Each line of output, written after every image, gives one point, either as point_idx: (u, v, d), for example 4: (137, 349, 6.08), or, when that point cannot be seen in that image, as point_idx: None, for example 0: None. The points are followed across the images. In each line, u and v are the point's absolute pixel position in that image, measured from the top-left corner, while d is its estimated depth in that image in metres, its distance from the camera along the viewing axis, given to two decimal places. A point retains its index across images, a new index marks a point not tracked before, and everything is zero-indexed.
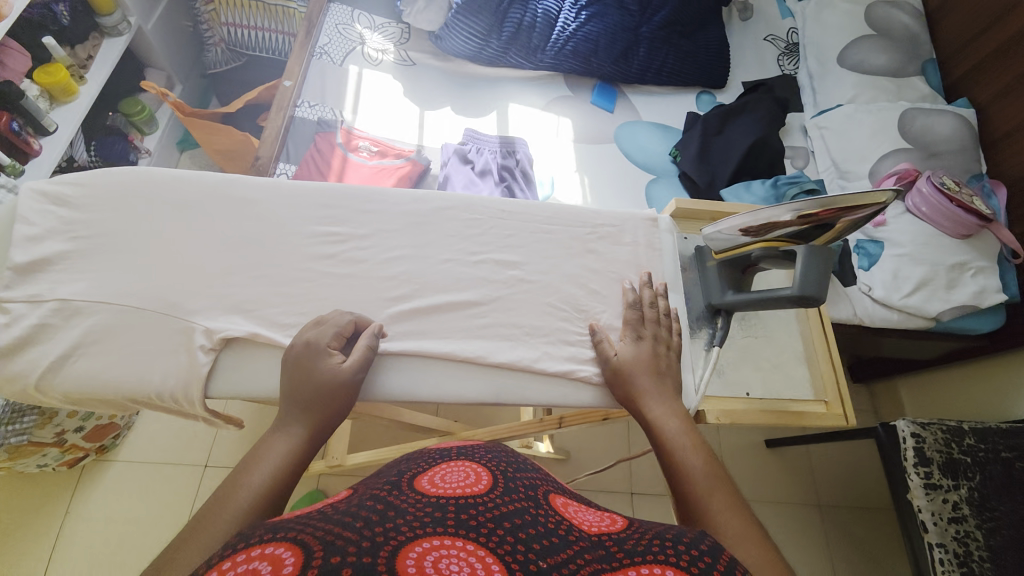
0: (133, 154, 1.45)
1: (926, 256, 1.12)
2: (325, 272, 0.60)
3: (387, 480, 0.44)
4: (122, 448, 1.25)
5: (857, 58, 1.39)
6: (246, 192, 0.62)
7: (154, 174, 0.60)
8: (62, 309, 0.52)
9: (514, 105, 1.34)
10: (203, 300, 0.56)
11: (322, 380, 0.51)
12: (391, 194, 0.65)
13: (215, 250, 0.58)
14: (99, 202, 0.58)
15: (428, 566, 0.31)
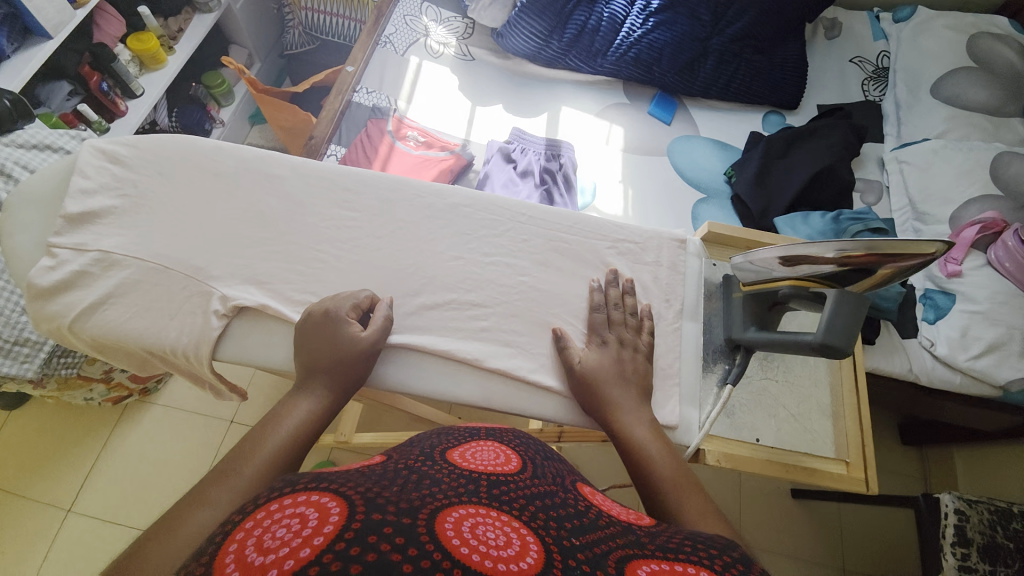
0: (209, 123, 1.56)
1: (1003, 318, 1.00)
2: (339, 255, 0.61)
3: (419, 448, 0.44)
4: (162, 392, 1.36)
5: (952, 91, 1.26)
6: (279, 169, 0.64)
7: (201, 144, 0.64)
8: (102, 260, 0.57)
9: (567, 108, 1.31)
10: (224, 267, 0.59)
11: (341, 348, 0.53)
12: (415, 186, 0.66)
13: (243, 222, 0.61)
14: (149, 164, 0.63)
15: (466, 532, 0.32)
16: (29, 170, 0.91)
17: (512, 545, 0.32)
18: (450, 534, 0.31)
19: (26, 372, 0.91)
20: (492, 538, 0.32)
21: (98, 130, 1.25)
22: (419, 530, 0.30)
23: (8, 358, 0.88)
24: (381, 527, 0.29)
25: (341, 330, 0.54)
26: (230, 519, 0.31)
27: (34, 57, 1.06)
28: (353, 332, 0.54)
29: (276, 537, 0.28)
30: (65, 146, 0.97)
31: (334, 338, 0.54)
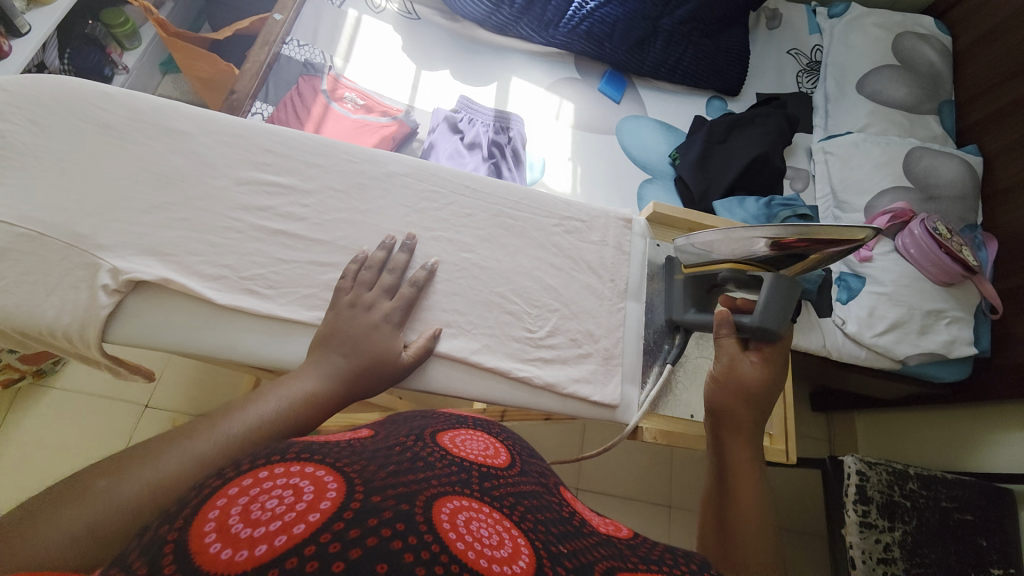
0: (109, 69, 1.36)
1: (903, 298, 1.11)
2: (259, 224, 0.55)
3: (408, 428, 0.43)
4: (60, 375, 1.21)
5: (874, 87, 1.35)
6: (186, 125, 0.56)
7: (90, 90, 0.55)
8: None
9: (518, 79, 1.27)
10: (118, 236, 0.51)
11: (378, 334, 0.51)
12: (348, 151, 0.60)
13: (141, 183, 0.53)
14: (20, 110, 0.53)
15: (460, 525, 0.30)
16: None
17: (504, 546, 0.30)
18: (445, 522, 0.29)
19: None
20: (485, 536, 0.30)
21: None
22: (416, 517, 0.28)
23: None
24: (381, 511, 0.27)
25: (382, 322, 0.52)
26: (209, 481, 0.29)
27: None
28: (384, 313, 0.53)
29: (267, 509, 0.26)
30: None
31: (375, 329, 0.51)
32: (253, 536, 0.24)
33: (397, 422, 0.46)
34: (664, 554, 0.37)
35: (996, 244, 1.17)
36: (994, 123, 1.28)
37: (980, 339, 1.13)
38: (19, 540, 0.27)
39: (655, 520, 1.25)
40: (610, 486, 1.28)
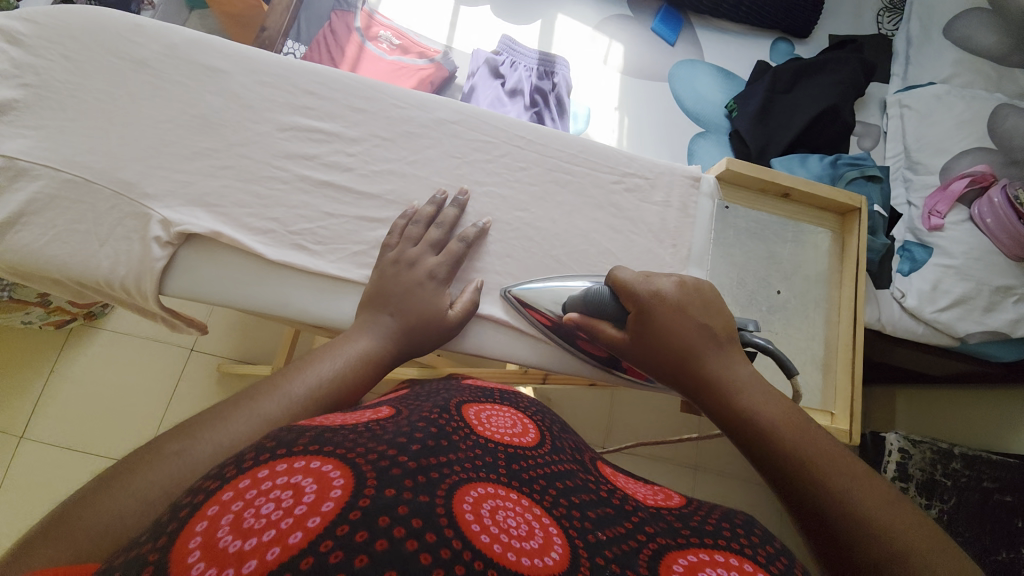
0: (134, 4, 1.32)
1: (972, 272, 1.03)
2: (304, 175, 0.52)
3: (433, 404, 0.42)
4: (111, 318, 1.26)
5: (966, 29, 1.18)
6: (226, 64, 0.52)
7: (127, 22, 0.51)
8: (5, 168, 0.46)
9: (564, 16, 1.16)
10: (165, 184, 0.49)
11: (427, 292, 0.49)
12: (395, 96, 0.56)
13: (182, 128, 0.50)
14: (54, 44, 0.50)
15: (484, 514, 0.29)
16: None
17: (534, 536, 0.29)
18: (469, 516, 0.28)
19: None
20: (514, 526, 0.29)
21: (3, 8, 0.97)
22: (435, 511, 0.27)
23: None
24: (393, 507, 0.26)
25: (430, 278, 0.50)
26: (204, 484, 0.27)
27: None
28: (431, 271, 0.50)
29: (261, 515, 0.24)
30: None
31: (422, 286, 0.49)
32: (242, 551, 0.22)
33: (420, 394, 0.45)
34: (722, 525, 0.36)
35: None
36: None
37: None
38: (90, 513, 0.28)
39: (681, 481, 1.27)
40: (638, 447, 1.29)
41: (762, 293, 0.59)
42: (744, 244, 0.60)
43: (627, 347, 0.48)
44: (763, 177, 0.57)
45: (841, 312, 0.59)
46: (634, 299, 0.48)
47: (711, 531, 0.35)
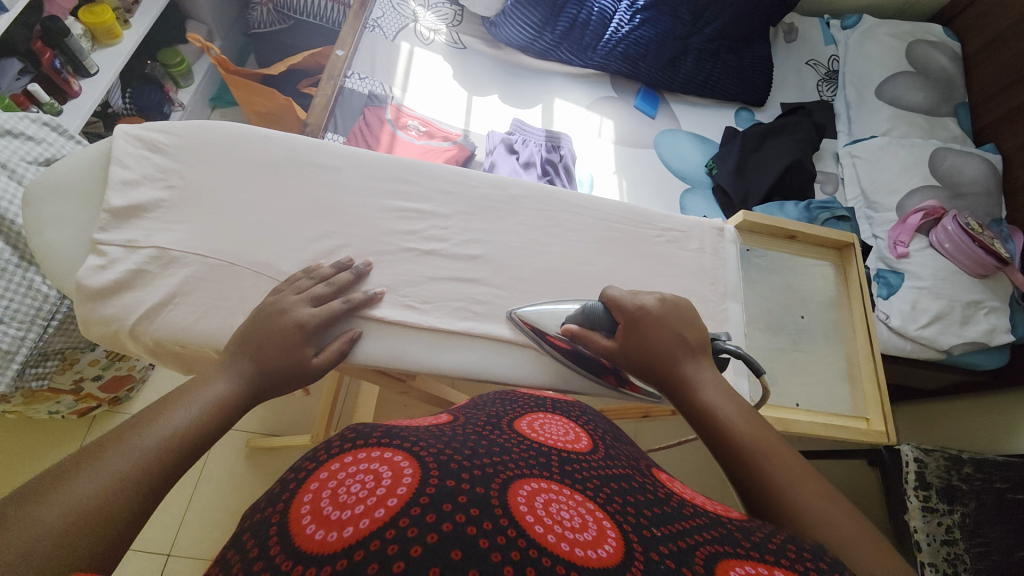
0: (167, 106, 1.43)
1: (944, 291, 1.17)
2: (406, 247, 0.60)
3: (486, 417, 0.49)
4: (135, 402, 1.25)
5: (894, 93, 1.42)
6: (330, 159, 0.61)
7: (246, 132, 0.59)
8: (160, 257, 0.53)
9: (560, 100, 1.34)
10: (293, 261, 0.56)
11: (292, 340, 0.49)
12: (469, 177, 0.65)
13: (298, 214, 0.58)
14: (190, 153, 0.57)
15: (538, 509, 0.34)
16: None
17: (588, 528, 0.33)
18: (524, 509, 0.33)
19: None
20: (568, 519, 0.34)
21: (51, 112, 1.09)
22: (491, 502, 0.32)
23: None
24: (453, 497, 0.32)
25: (302, 325, 0.50)
26: (303, 470, 0.37)
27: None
28: (303, 320, 0.51)
29: (352, 494, 0.33)
30: (22, 172, 0.89)
31: (296, 335, 0.50)
32: (343, 520, 0.31)
33: (477, 408, 0.53)
34: (786, 546, 0.34)
35: (1022, 236, 1.24)
36: (1010, 122, 1.36)
37: (1018, 327, 1.19)
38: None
39: None
40: None
41: (789, 319, 0.69)
42: (766, 279, 0.70)
43: (617, 353, 0.54)
44: (774, 224, 0.69)
45: (855, 331, 0.68)
46: (624, 313, 0.54)
47: (773, 549, 0.34)
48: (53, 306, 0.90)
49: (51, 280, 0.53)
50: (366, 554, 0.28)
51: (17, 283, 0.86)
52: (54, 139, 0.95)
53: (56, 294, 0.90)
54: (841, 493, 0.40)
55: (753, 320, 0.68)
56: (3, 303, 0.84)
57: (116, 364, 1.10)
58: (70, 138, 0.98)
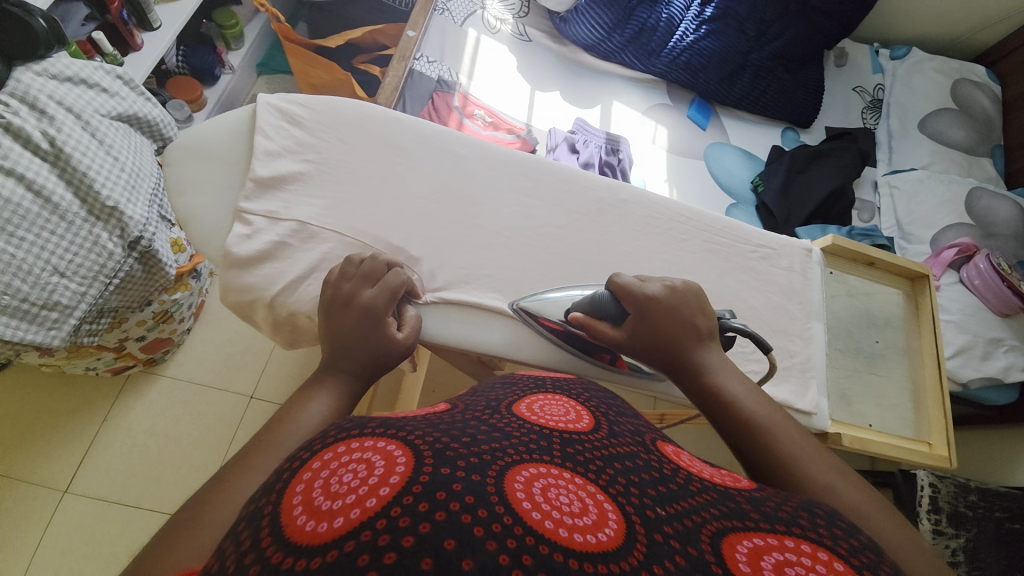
0: (218, 68, 1.40)
1: (970, 326, 1.21)
2: (523, 241, 0.61)
3: (485, 403, 0.41)
4: (169, 364, 1.25)
5: (936, 128, 1.45)
6: (460, 149, 0.63)
7: (378, 112, 0.61)
8: (300, 231, 0.54)
9: (619, 103, 1.35)
10: (424, 245, 0.58)
11: (366, 328, 0.47)
12: (584, 179, 0.66)
13: (422, 200, 0.59)
14: (328, 128, 0.59)
15: (536, 494, 0.28)
16: (70, 111, 0.83)
17: (588, 512, 0.29)
18: (520, 495, 0.27)
19: (54, 339, 0.82)
20: (567, 503, 0.29)
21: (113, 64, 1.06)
22: (486, 489, 0.27)
23: (32, 323, 0.79)
24: (448, 484, 0.26)
25: (368, 310, 0.48)
26: (298, 456, 0.31)
27: None
28: (368, 302, 0.48)
29: (343, 483, 0.27)
30: (97, 127, 0.85)
31: (367, 321, 0.47)
32: (333, 509, 0.25)
33: (476, 394, 0.46)
34: (799, 514, 0.33)
35: None
36: None
37: None
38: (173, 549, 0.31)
39: None
40: None
41: (864, 344, 0.73)
42: (847, 302, 0.74)
43: (626, 343, 0.53)
44: (857, 250, 0.73)
45: (924, 358, 0.74)
46: (632, 298, 0.52)
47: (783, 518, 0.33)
48: (116, 263, 0.86)
49: (192, 244, 0.53)
50: (356, 546, 0.23)
51: (82, 238, 0.81)
52: (126, 93, 0.92)
53: (121, 251, 0.86)
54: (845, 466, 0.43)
55: (833, 342, 0.71)
56: (67, 257, 0.80)
57: (159, 326, 1.09)
58: (141, 94, 0.95)
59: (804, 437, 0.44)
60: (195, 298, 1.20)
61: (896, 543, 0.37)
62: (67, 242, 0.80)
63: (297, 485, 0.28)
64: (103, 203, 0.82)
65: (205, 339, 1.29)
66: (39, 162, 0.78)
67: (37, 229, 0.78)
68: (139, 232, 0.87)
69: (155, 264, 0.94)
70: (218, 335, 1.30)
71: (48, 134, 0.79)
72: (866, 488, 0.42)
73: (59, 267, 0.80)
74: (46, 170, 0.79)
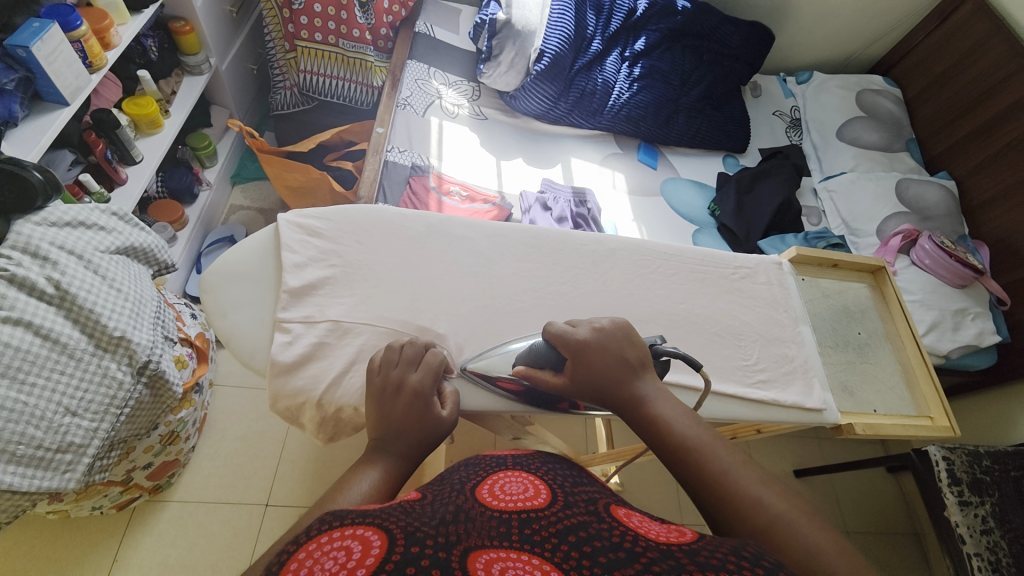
0: (196, 186, 1.46)
1: (934, 302, 1.32)
2: (535, 301, 0.67)
3: (449, 489, 0.46)
4: (175, 488, 1.19)
5: (853, 134, 1.64)
6: (464, 231, 0.70)
7: (384, 212, 0.68)
8: (336, 329, 0.60)
9: (576, 159, 1.48)
10: (447, 322, 0.63)
11: (416, 410, 0.51)
12: (576, 238, 0.74)
13: (436, 281, 0.65)
14: (344, 233, 0.66)
15: (495, 575, 0.33)
16: (72, 253, 0.82)
17: None
18: (478, 568, 0.33)
19: (69, 483, 0.77)
20: None
21: (100, 201, 1.11)
22: (451, 565, 0.31)
23: (48, 469, 0.75)
24: (418, 559, 0.31)
25: (418, 392, 0.52)
26: (286, 548, 0.33)
27: (51, 125, 0.94)
28: (416, 386, 0.52)
29: (325, 568, 0.30)
30: (99, 263, 0.83)
31: (417, 403, 0.51)
32: None
33: (442, 479, 0.49)
34: (728, 559, 0.34)
35: (986, 248, 1.44)
36: (954, 154, 1.58)
37: (1000, 328, 1.36)
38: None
39: None
40: None
41: (851, 336, 0.80)
42: (825, 303, 0.82)
43: (566, 385, 0.56)
44: (820, 255, 0.83)
45: (903, 340, 0.82)
46: (567, 340, 0.56)
47: (715, 565, 0.33)
48: (127, 392, 0.82)
49: (239, 358, 0.58)
50: None
51: (92, 372, 0.78)
52: (122, 228, 0.91)
53: (130, 378, 0.82)
54: (782, 483, 0.47)
55: (823, 340, 0.78)
56: (77, 394, 0.77)
57: (166, 448, 1.06)
58: (135, 225, 0.94)
59: (740, 455, 0.49)
60: (198, 413, 1.18)
61: (820, 549, 0.41)
62: (77, 378, 0.77)
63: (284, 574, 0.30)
64: (109, 333, 0.80)
65: (211, 454, 1.25)
66: (45, 307, 0.76)
67: (46, 371, 0.75)
68: (147, 357, 0.84)
69: (162, 385, 0.90)
70: (224, 448, 1.26)
71: (53, 278, 0.77)
72: (795, 496, 0.46)
73: (71, 407, 0.76)
74: (52, 313, 0.77)
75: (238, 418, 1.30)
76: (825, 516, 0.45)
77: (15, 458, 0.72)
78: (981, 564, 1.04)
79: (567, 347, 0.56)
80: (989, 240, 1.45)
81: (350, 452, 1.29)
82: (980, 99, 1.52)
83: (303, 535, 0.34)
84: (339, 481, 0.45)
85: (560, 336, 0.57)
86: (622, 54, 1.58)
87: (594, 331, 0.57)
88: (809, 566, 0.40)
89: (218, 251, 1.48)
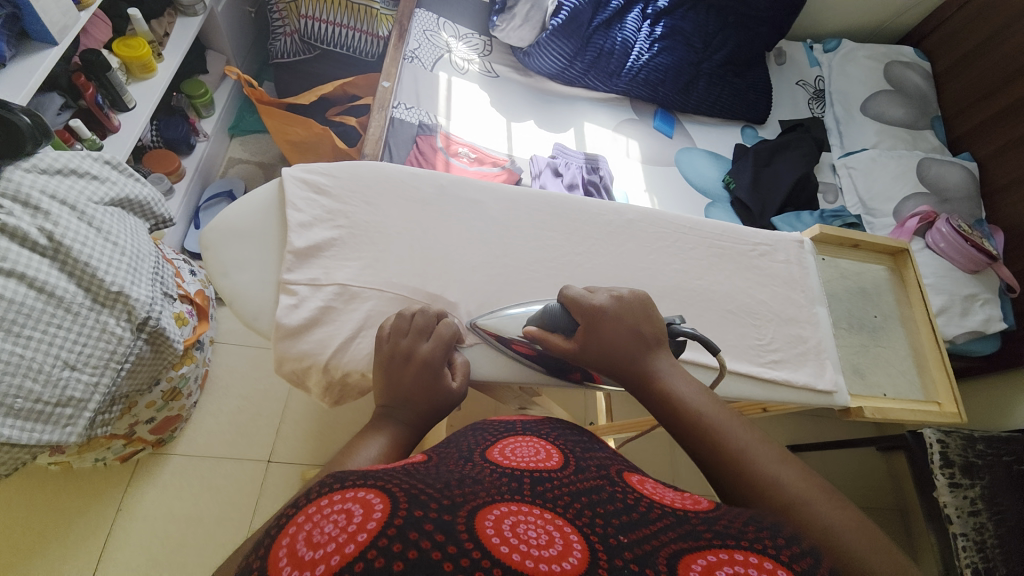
0: (192, 137, 1.40)
1: (945, 287, 1.30)
2: (548, 271, 0.65)
3: (458, 452, 0.45)
4: (178, 442, 1.20)
5: (878, 109, 1.57)
6: (476, 194, 0.67)
7: (393, 171, 0.65)
8: (343, 293, 0.58)
9: (590, 124, 1.42)
10: (457, 290, 0.61)
11: (426, 380, 0.50)
12: (592, 206, 0.70)
13: (446, 246, 0.63)
14: (350, 192, 0.63)
15: (507, 531, 0.31)
16: (65, 203, 0.78)
17: (554, 543, 0.31)
18: (490, 531, 0.30)
19: (70, 436, 0.77)
20: (534, 536, 0.31)
21: (92, 148, 1.07)
22: (457, 528, 0.30)
23: (48, 422, 0.74)
24: (421, 523, 0.29)
25: (427, 363, 0.51)
26: (286, 512, 0.32)
27: (38, 66, 0.88)
28: (426, 356, 0.51)
29: (324, 533, 0.29)
30: (93, 215, 0.80)
31: (426, 373, 0.50)
32: (315, 557, 0.27)
33: (449, 443, 0.48)
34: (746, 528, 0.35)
35: (1002, 234, 1.41)
36: (980, 134, 1.52)
37: (1007, 315, 1.34)
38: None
39: None
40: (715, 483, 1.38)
41: (866, 318, 0.79)
42: (842, 283, 0.80)
43: (579, 357, 0.54)
44: (842, 235, 0.80)
45: (918, 325, 0.80)
46: (583, 311, 0.54)
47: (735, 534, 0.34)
48: (127, 347, 0.81)
49: (243, 319, 0.57)
50: None
51: (90, 327, 0.77)
52: (116, 178, 0.88)
53: (130, 334, 0.81)
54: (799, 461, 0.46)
55: (838, 321, 0.77)
56: (76, 348, 0.75)
57: (168, 404, 1.06)
58: (129, 175, 0.91)
59: (757, 433, 0.48)
60: (200, 370, 1.17)
61: (840, 527, 0.40)
62: (75, 333, 0.75)
63: (281, 546, 0.29)
64: (107, 288, 0.78)
65: (214, 410, 1.26)
66: (40, 260, 0.74)
67: (44, 325, 0.73)
68: (147, 313, 0.82)
69: (163, 342, 0.89)
70: (226, 404, 1.27)
71: (46, 228, 0.74)
72: (812, 475, 0.45)
73: (70, 360, 0.75)
74: (47, 265, 0.74)
75: (240, 376, 1.30)
76: (844, 495, 0.43)
77: (13, 411, 0.71)
78: (965, 543, 1.07)
79: (582, 311, 0.55)
80: (1006, 225, 1.42)
81: (351, 414, 1.30)
82: (1013, 75, 1.44)
83: (304, 499, 0.33)
84: (346, 446, 0.44)
85: (575, 299, 0.55)
86: (644, 11, 1.49)
87: (611, 301, 0.55)
88: (830, 545, 0.39)
89: (217, 207, 1.44)
